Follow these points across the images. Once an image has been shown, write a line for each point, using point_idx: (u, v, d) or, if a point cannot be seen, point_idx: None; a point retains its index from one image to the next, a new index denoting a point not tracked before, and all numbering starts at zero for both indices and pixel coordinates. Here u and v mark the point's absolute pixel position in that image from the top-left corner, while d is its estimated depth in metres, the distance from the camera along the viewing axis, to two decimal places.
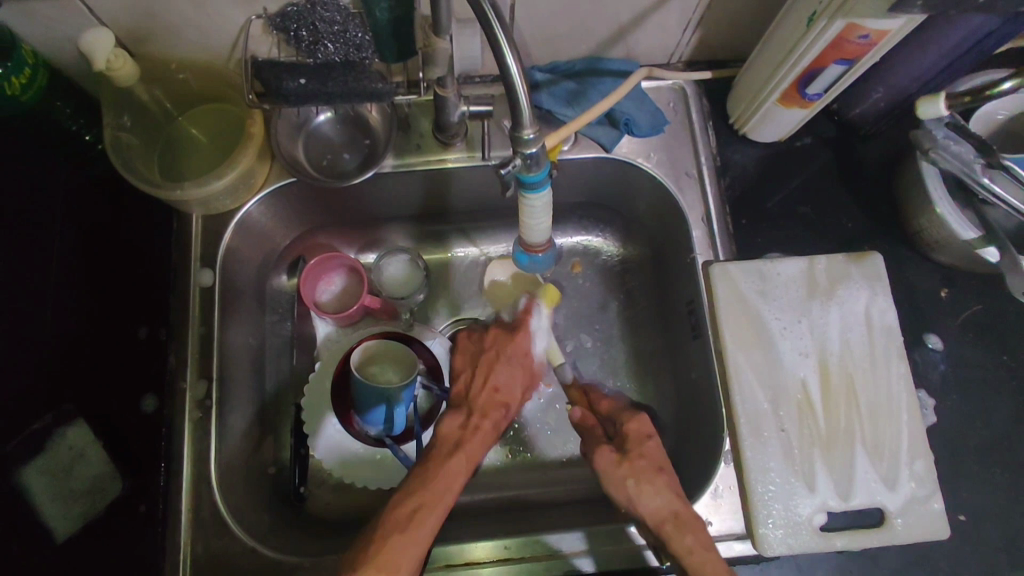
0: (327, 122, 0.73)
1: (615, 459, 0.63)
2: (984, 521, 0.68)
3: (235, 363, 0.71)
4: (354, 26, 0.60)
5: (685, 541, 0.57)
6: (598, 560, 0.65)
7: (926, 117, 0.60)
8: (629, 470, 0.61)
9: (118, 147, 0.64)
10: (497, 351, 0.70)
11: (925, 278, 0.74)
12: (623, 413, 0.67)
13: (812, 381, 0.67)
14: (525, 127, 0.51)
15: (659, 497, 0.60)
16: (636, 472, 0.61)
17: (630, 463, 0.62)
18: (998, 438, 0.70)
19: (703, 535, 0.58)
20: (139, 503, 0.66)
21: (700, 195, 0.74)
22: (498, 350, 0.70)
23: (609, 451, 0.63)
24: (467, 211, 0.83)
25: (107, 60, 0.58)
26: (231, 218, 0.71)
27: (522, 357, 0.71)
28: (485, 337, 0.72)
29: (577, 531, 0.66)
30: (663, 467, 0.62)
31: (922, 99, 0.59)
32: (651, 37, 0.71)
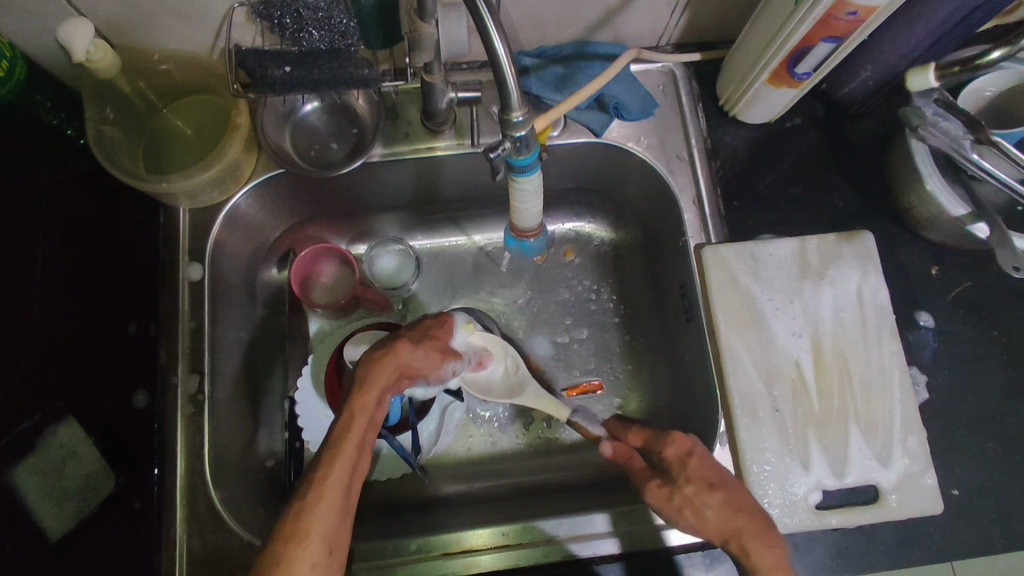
0: (314, 112, 0.72)
1: (667, 495, 0.58)
2: (977, 496, 0.68)
3: (227, 358, 0.71)
4: (338, 12, 0.58)
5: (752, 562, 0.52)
6: (613, 542, 0.65)
7: (916, 88, 0.61)
8: (681, 499, 0.57)
9: (102, 141, 0.63)
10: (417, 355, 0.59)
11: (915, 256, 0.75)
12: (656, 439, 0.62)
13: (805, 361, 0.67)
14: (514, 109, 0.51)
15: (720, 519, 0.55)
16: (686, 500, 0.57)
17: (683, 494, 0.57)
18: (990, 412, 0.70)
19: (772, 543, 0.53)
20: (133, 500, 0.65)
21: (691, 177, 0.74)
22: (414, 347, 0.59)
23: (659, 486, 0.59)
24: (458, 200, 0.83)
25: (87, 51, 0.57)
26: (218, 211, 0.70)
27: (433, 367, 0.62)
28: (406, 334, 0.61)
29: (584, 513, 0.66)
30: (713, 484, 0.57)
31: (913, 70, 0.61)
32: (640, 20, 0.71)
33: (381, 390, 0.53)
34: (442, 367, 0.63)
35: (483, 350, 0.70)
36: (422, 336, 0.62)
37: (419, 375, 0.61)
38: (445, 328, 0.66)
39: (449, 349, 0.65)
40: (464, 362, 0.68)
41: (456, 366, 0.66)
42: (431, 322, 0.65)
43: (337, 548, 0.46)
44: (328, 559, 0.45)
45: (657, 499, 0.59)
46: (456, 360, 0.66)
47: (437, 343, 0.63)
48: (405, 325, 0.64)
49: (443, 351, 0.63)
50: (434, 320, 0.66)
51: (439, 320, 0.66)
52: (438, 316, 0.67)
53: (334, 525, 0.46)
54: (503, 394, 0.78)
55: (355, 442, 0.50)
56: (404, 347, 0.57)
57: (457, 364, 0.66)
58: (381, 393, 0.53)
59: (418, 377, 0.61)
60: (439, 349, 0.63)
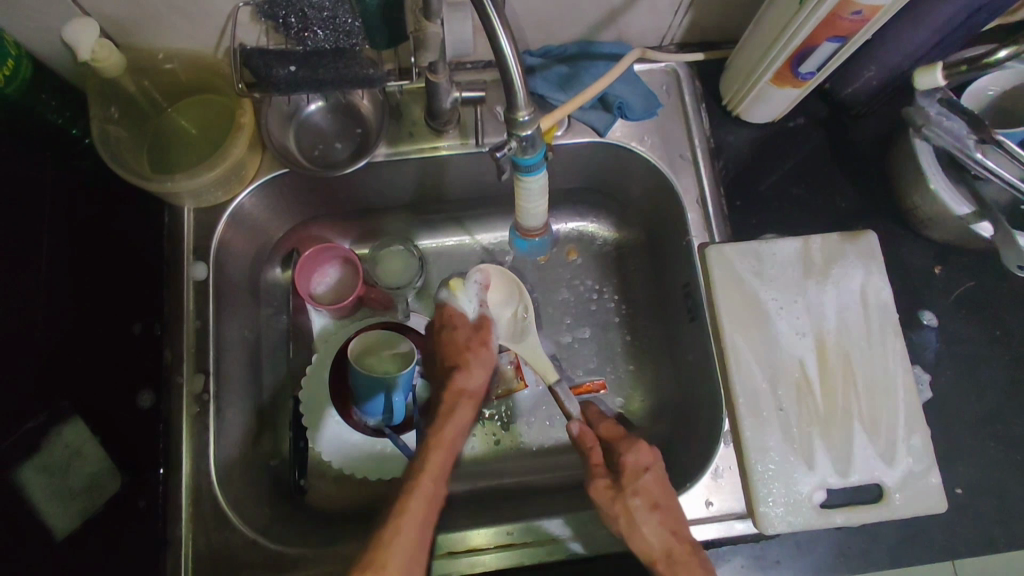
0: (318, 112, 0.72)
1: (613, 497, 0.62)
2: (980, 495, 0.68)
3: (232, 358, 0.71)
4: (343, 11, 0.58)
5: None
6: (578, 545, 0.65)
7: (924, 87, 0.61)
8: (624, 508, 0.61)
9: (107, 140, 0.63)
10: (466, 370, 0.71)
11: (918, 255, 0.75)
12: (622, 444, 0.66)
13: (810, 360, 0.67)
14: (520, 108, 0.51)
15: (657, 537, 0.60)
16: (630, 505, 0.61)
17: (628, 502, 0.61)
18: (993, 411, 0.71)
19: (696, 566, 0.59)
20: (138, 499, 0.65)
21: (694, 177, 0.74)
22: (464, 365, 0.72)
23: (606, 487, 0.63)
24: (461, 200, 0.83)
25: (92, 50, 0.58)
26: (223, 211, 0.70)
27: (482, 371, 0.72)
28: (459, 354, 0.72)
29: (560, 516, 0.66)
30: (658, 504, 0.62)
31: (920, 69, 0.61)
32: (644, 20, 0.71)
33: (455, 428, 0.67)
34: (487, 352, 0.73)
35: (481, 281, 0.76)
36: (458, 353, 0.73)
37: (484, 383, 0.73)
38: (458, 319, 0.75)
39: (478, 328, 0.74)
40: (489, 314, 0.76)
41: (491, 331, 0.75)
42: (444, 328, 0.75)
43: (415, 570, 0.57)
44: (412, 560, 0.57)
45: (602, 497, 0.63)
46: (488, 325, 0.75)
47: (469, 341, 0.73)
48: (438, 346, 0.75)
49: (478, 341, 0.74)
50: (446, 325, 0.75)
51: (447, 321, 0.75)
52: (443, 315, 0.76)
53: (413, 529, 0.59)
54: (507, 393, 0.79)
55: (445, 461, 0.64)
56: (460, 386, 0.70)
57: (489, 328, 0.75)
58: (459, 424, 0.68)
59: (474, 396, 0.71)
60: (480, 358, 0.72)
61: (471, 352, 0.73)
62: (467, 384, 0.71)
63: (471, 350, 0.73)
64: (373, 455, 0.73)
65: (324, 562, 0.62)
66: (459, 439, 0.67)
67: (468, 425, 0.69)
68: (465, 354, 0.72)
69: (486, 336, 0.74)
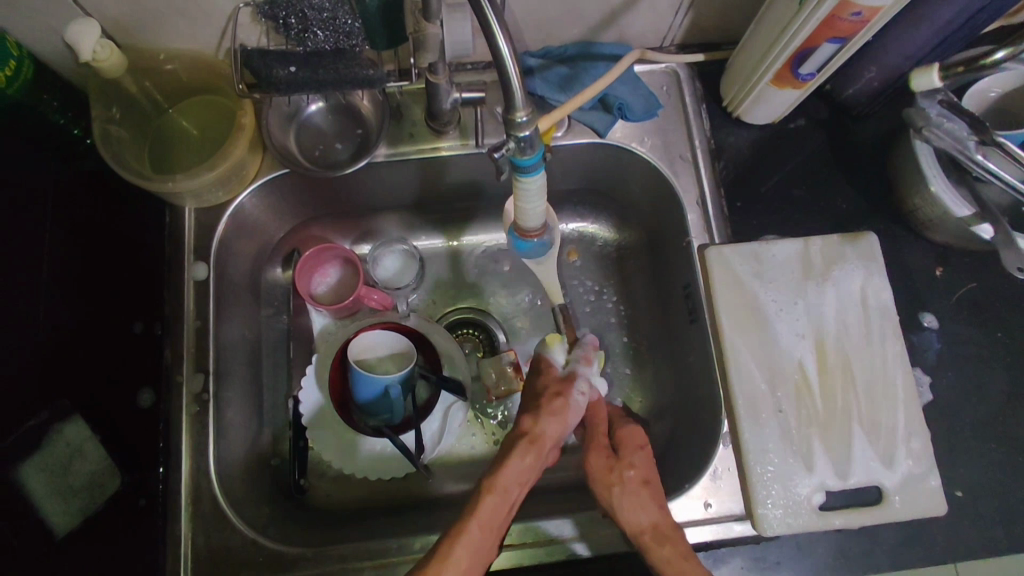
0: (319, 113, 0.73)
1: (609, 467, 0.63)
2: (979, 497, 0.68)
3: (232, 357, 0.71)
4: (343, 12, 0.59)
5: (662, 552, 0.57)
6: (584, 547, 0.64)
7: (920, 88, 0.62)
8: (619, 478, 0.62)
9: (108, 141, 0.64)
10: (547, 406, 0.65)
11: (920, 257, 0.75)
12: (618, 422, 0.69)
13: (809, 362, 0.67)
14: (518, 109, 0.51)
15: (645, 514, 0.60)
16: (626, 474, 0.63)
17: (622, 473, 0.63)
18: (994, 413, 0.70)
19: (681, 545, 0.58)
20: (138, 497, 0.66)
21: (694, 177, 0.74)
22: (542, 401, 0.66)
23: (603, 454, 0.65)
24: (462, 201, 0.83)
25: (93, 51, 0.58)
26: (222, 211, 0.71)
27: (566, 412, 0.65)
28: (546, 399, 0.66)
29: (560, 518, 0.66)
30: (648, 479, 0.62)
31: (916, 71, 0.61)
32: (644, 21, 0.71)
33: (515, 472, 0.60)
34: (570, 403, 0.66)
35: (588, 342, 0.71)
36: (540, 397, 0.67)
37: (560, 436, 0.64)
38: (548, 368, 0.70)
39: (567, 379, 0.68)
40: (583, 371, 0.69)
41: (581, 385, 0.68)
42: (536, 377, 0.70)
43: None
44: None
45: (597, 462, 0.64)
46: (577, 380, 0.68)
47: (551, 388, 0.67)
48: (526, 395, 0.69)
49: (559, 389, 0.67)
50: (536, 374, 0.71)
51: (539, 370, 0.70)
52: (539, 364, 0.71)
53: None
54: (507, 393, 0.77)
55: (501, 509, 0.57)
56: (528, 426, 0.64)
57: (579, 381, 0.68)
58: (519, 473, 0.60)
59: (546, 449, 0.63)
60: (564, 408, 0.65)
61: (558, 394, 0.66)
62: (548, 423, 0.64)
63: (557, 394, 0.66)
64: (374, 455, 0.72)
65: (323, 564, 0.62)
66: (520, 488, 0.60)
67: (532, 473, 0.61)
68: (552, 398, 0.66)
69: (576, 380, 0.68)
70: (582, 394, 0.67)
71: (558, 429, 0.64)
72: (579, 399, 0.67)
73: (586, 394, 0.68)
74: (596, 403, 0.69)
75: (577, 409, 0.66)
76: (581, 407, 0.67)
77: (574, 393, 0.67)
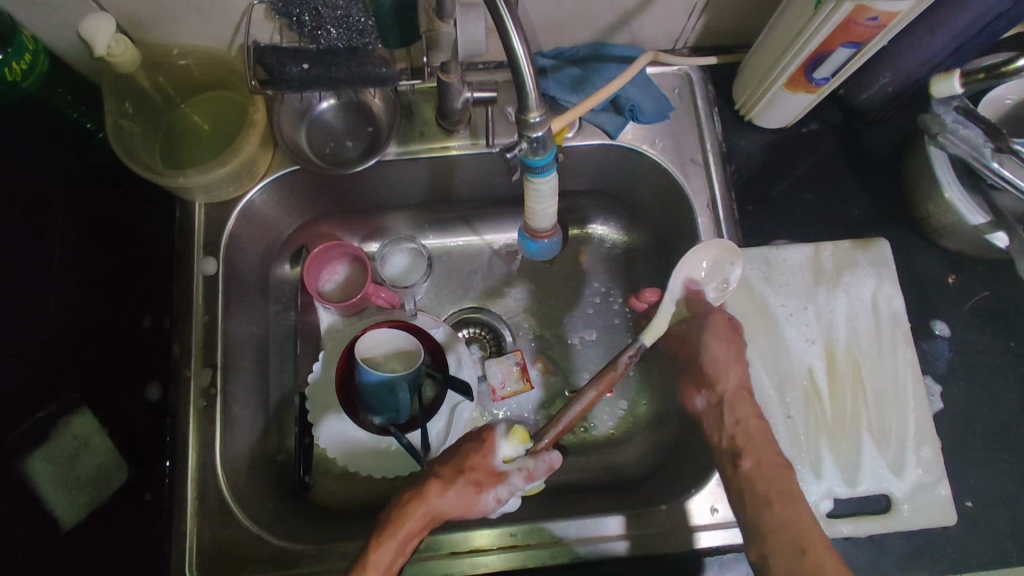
0: (330, 110, 0.73)
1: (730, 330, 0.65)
2: (991, 509, 0.67)
3: (239, 352, 0.71)
4: (357, 11, 0.59)
5: (742, 410, 0.62)
6: (623, 545, 0.64)
7: (940, 95, 0.62)
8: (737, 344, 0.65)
9: (121, 134, 0.64)
10: (459, 479, 0.61)
11: (932, 264, 0.74)
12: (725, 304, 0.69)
13: (818, 368, 0.67)
14: (531, 109, 0.51)
15: (734, 379, 0.64)
16: (738, 344, 0.65)
17: (738, 340, 0.65)
18: (1006, 424, 0.69)
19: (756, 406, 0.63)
20: (144, 492, 0.65)
21: (705, 181, 0.74)
22: (458, 469, 0.61)
23: (724, 322, 0.66)
24: (471, 199, 0.83)
25: (108, 45, 0.58)
26: (233, 207, 0.71)
27: (474, 491, 0.61)
28: (462, 466, 0.62)
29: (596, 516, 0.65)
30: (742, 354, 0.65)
31: (936, 78, 0.61)
32: (658, 22, 0.71)
33: (404, 541, 0.57)
34: (480, 499, 0.61)
35: (544, 461, 0.63)
36: (457, 470, 0.61)
37: (457, 514, 0.60)
38: (486, 450, 0.63)
39: (496, 473, 0.62)
40: (516, 480, 0.62)
41: (502, 490, 0.62)
42: (469, 445, 0.64)
43: None
44: None
45: (715, 325, 0.65)
46: (502, 482, 0.62)
47: (473, 472, 0.61)
48: (449, 454, 0.64)
49: (478, 479, 0.61)
50: (474, 442, 0.64)
51: (478, 442, 0.63)
52: (481, 434, 0.64)
53: None
54: (512, 395, 0.79)
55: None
56: (431, 492, 0.59)
57: (504, 484, 0.62)
58: (402, 543, 0.56)
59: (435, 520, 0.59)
60: (472, 496, 0.60)
61: (479, 471, 0.62)
62: (449, 497, 0.60)
63: (477, 468, 0.62)
64: (379, 453, 0.73)
65: (328, 561, 0.62)
66: (403, 558, 0.57)
67: (412, 545, 0.58)
68: (471, 466, 0.62)
69: (509, 477, 0.62)
70: (501, 498, 0.62)
71: (460, 505, 0.60)
72: (501, 488, 0.62)
73: (502, 500, 0.62)
74: (697, 295, 0.68)
75: (492, 497, 0.61)
76: (494, 507, 0.62)
77: (501, 478, 0.62)
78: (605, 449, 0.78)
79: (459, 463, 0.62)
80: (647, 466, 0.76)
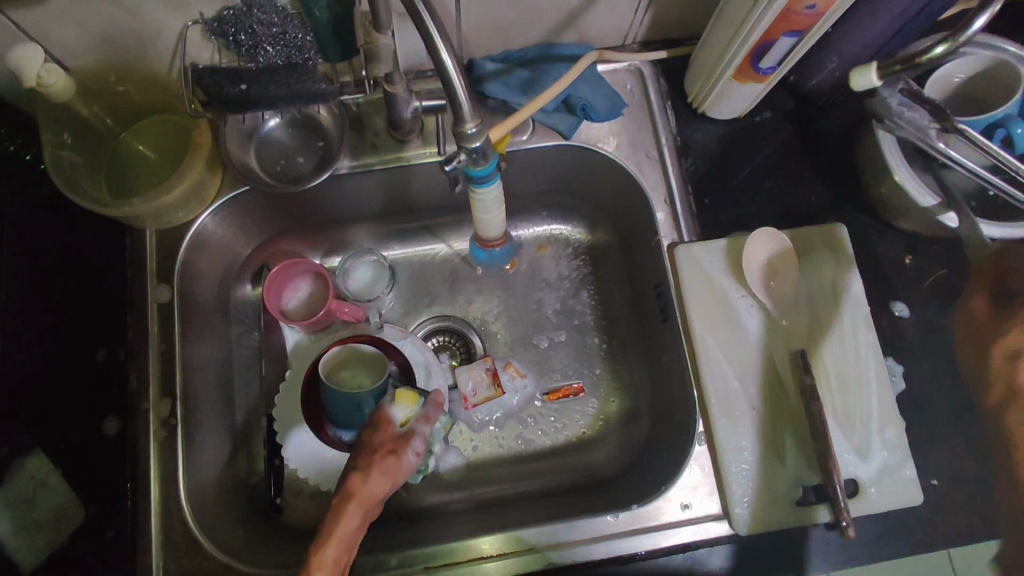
0: (278, 127, 0.72)
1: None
2: (956, 485, 0.67)
3: (199, 378, 0.71)
4: (292, 27, 0.59)
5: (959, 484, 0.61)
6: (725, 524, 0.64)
7: (862, 88, 0.58)
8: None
9: (60, 166, 0.62)
10: (373, 458, 0.57)
11: (888, 245, 0.74)
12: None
13: (779, 357, 0.68)
14: (467, 121, 0.50)
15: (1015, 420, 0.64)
16: None
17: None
18: (967, 399, 0.70)
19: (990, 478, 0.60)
20: (106, 528, 0.63)
21: (661, 176, 0.74)
22: (369, 451, 0.58)
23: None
24: (432, 207, 0.82)
25: (38, 74, 0.56)
26: (185, 232, 0.70)
27: (396, 458, 0.58)
28: (370, 444, 0.59)
29: (634, 507, 0.65)
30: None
31: (855, 70, 0.57)
32: (604, 20, 0.71)
33: (346, 536, 0.52)
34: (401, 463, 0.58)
35: (430, 402, 0.65)
36: (370, 451, 0.58)
37: (388, 492, 0.56)
38: (385, 424, 0.61)
39: (403, 437, 0.60)
40: (422, 430, 0.61)
41: (417, 445, 0.60)
42: (367, 432, 0.61)
43: None
44: None
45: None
46: (414, 438, 0.60)
47: (383, 445, 0.58)
48: (354, 451, 0.60)
49: (393, 446, 0.59)
50: (370, 429, 0.61)
51: (374, 423, 0.62)
52: (374, 418, 0.62)
53: None
54: (484, 401, 0.78)
55: None
56: (354, 481, 0.55)
57: (416, 439, 0.60)
58: (346, 539, 0.52)
59: (370, 505, 0.55)
60: (393, 465, 0.57)
61: (390, 444, 0.59)
62: (374, 475, 0.55)
63: (384, 440, 0.59)
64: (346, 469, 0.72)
65: None
66: (350, 555, 0.52)
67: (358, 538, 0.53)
68: (376, 440, 0.59)
69: (414, 436, 0.60)
70: (417, 455, 0.59)
71: (387, 481, 0.56)
72: (414, 446, 0.60)
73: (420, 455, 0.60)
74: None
75: (411, 457, 0.59)
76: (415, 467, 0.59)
77: (412, 439, 0.60)
78: (579, 451, 0.78)
79: (367, 444, 0.59)
80: (620, 464, 0.76)
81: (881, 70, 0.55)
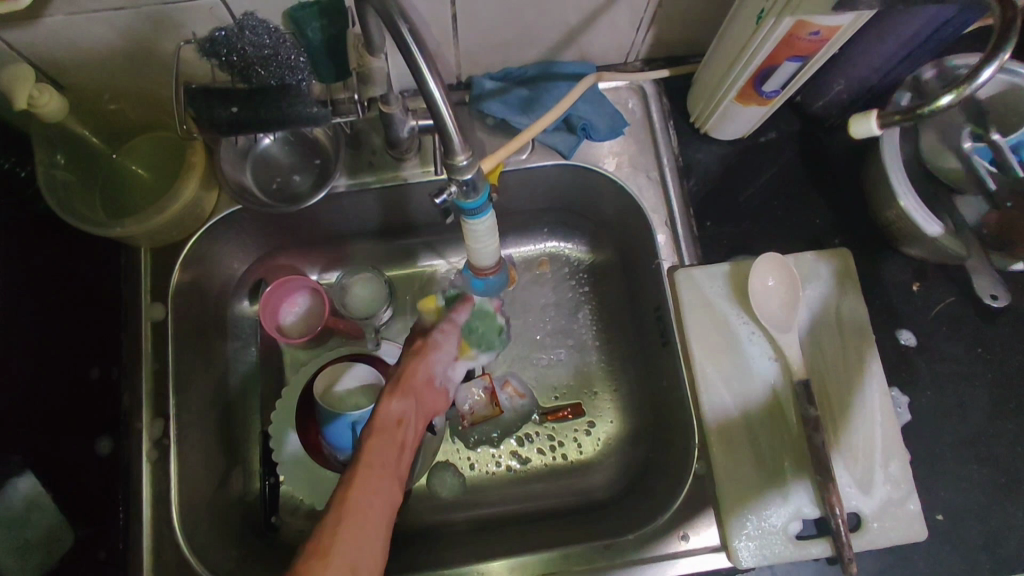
0: (273, 145, 0.71)
1: None
2: (962, 521, 0.66)
3: (194, 397, 0.70)
4: (286, 49, 0.58)
5: None
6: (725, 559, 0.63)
7: (862, 134, 0.49)
8: None
9: (52, 185, 0.62)
10: (409, 353, 0.69)
11: (895, 271, 0.72)
12: None
13: (779, 386, 0.67)
14: (457, 154, 0.48)
15: None
16: None
17: None
18: (974, 432, 0.68)
19: None
20: (99, 549, 0.63)
21: (662, 197, 0.73)
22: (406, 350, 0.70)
23: None
24: (430, 224, 0.81)
25: (30, 94, 0.56)
26: (180, 250, 0.70)
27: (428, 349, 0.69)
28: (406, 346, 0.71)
29: (628, 537, 0.64)
30: None
31: (853, 116, 0.49)
32: (605, 39, 0.70)
33: (394, 411, 0.62)
34: (432, 353, 0.69)
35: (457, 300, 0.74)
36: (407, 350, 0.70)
37: (430, 376, 0.68)
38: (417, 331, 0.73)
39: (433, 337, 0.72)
40: (448, 325, 0.72)
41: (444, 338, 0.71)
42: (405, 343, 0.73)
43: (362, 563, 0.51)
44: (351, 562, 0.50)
45: None
46: (441, 334, 0.71)
47: (416, 343, 0.70)
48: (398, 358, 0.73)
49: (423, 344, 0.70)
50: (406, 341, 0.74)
51: (409, 335, 0.73)
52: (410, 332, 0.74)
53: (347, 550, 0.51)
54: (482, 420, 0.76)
55: (391, 446, 0.60)
56: (395, 372, 0.67)
57: (441, 335, 0.71)
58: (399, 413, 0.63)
59: (414, 387, 0.66)
60: (425, 352, 0.69)
61: (421, 340, 0.71)
62: (410, 364, 0.67)
63: (417, 340, 0.71)
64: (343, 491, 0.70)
65: None
66: (404, 426, 0.62)
67: (410, 411, 0.64)
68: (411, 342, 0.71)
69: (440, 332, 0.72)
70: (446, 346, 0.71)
71: (423, 368, 0.68)
72: (443, 338, 0.71)
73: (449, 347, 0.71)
74: None
75: (442, 347, 0.70)
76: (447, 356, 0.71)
77: (440, 333, 0.71)
78: (576, 474, 0.77)
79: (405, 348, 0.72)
80: (617, 488, 0.74)
81: (881, 117, 0.48)
